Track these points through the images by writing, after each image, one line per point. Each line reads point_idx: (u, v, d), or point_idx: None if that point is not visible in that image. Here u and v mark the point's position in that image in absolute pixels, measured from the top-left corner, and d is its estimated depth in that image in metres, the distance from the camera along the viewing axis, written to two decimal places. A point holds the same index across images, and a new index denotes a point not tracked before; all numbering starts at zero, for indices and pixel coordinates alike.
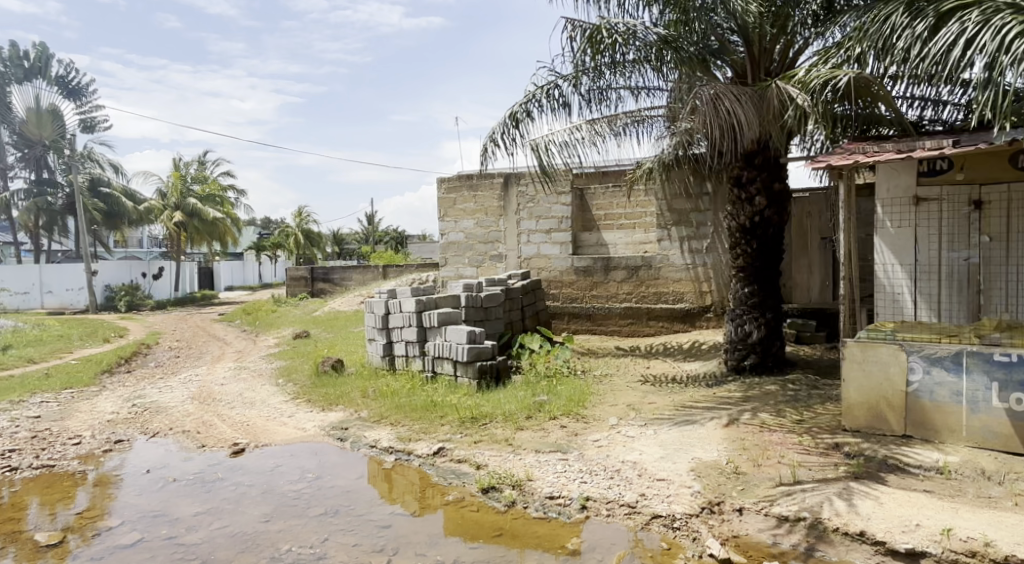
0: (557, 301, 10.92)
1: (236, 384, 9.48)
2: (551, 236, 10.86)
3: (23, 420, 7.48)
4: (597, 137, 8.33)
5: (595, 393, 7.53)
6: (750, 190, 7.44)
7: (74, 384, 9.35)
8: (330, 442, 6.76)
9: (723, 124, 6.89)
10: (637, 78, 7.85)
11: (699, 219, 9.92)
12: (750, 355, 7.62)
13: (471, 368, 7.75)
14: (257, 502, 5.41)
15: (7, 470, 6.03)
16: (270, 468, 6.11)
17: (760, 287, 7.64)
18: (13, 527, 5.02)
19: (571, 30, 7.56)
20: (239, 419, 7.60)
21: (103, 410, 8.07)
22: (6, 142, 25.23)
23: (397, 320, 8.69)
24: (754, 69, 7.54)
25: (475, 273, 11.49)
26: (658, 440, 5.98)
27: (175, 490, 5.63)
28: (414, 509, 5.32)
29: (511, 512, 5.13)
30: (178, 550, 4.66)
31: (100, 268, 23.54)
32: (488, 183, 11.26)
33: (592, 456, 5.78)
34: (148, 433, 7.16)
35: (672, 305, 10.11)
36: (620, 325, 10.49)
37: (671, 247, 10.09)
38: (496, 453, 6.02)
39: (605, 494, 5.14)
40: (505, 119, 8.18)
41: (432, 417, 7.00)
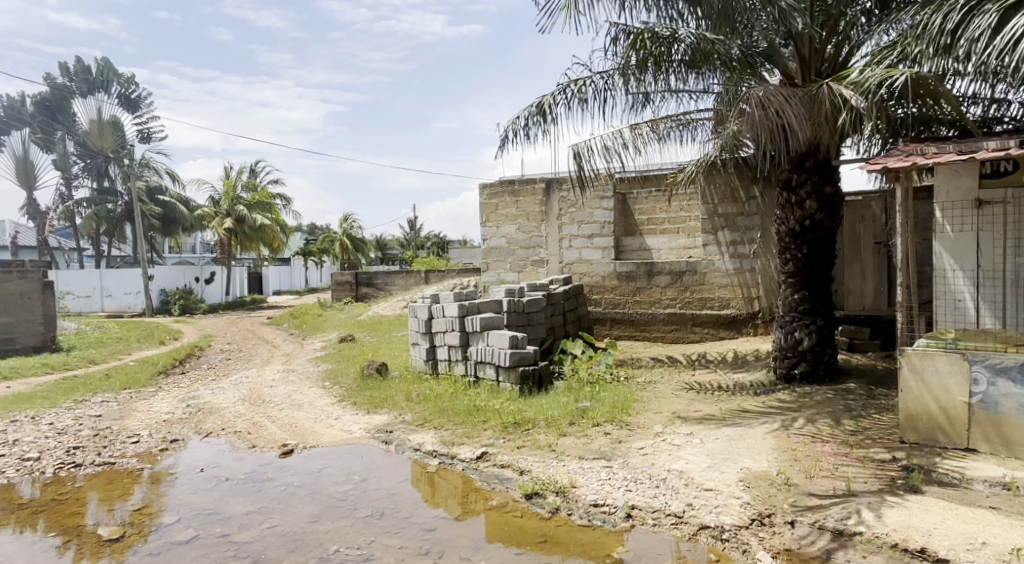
0: (599, 306, 10.86)
1: (284, 386, 9.70)
2: (593, 241, 10.81)
3: (85, 419, 7.80)
4: (640, 140, 8.27)
5: (639, 400, 7.44)
6: (801, 193, 7.26)
7: (133, 384, 9.72)
8: (375, 445, 6.85)
9: (772, 126, 6.77)
10: (681, 82, 7.77)
11: (746, 224, 9.74)
12: (800, 363, 7.42)
13: (513, 373, 7.74)
14: (306, 502, 5.51)
15: (70, 467, 6.29)
16: (317, 470, 6.23)
17: (811, 292, 7.44)
18: (76, 521, 5.23)
19: (615, 33, 7.55)
20: (287, 421, 7.77)
21: (159, 410, 8.34)
22: (70, 153, 26.40)
23: (440, 325, 8.77)
24: (804, 70, 7.36)
25: (517, 278, 11.50)
26: (705, 449, 5.87)
27: (227, 489, 5.78)
28: (457, 513, 5.33)
29: (555, 518, 5.10)
30: (231, 548, 4.78)
31: (156, 273, 24.38)
32: (530, 189, 11.26)
33: (637, 464, 5.71)
34: (201, 433, 7.37)
35: (718, 311, 9.92)
36: (664, 331, 10.36)
37: (717, 252, 9.91)
38: (539, 459, 6.01)
39: (650, 503, 5.07)
40: (546, 123, 8.20)
41: (475, 422, 7.02)
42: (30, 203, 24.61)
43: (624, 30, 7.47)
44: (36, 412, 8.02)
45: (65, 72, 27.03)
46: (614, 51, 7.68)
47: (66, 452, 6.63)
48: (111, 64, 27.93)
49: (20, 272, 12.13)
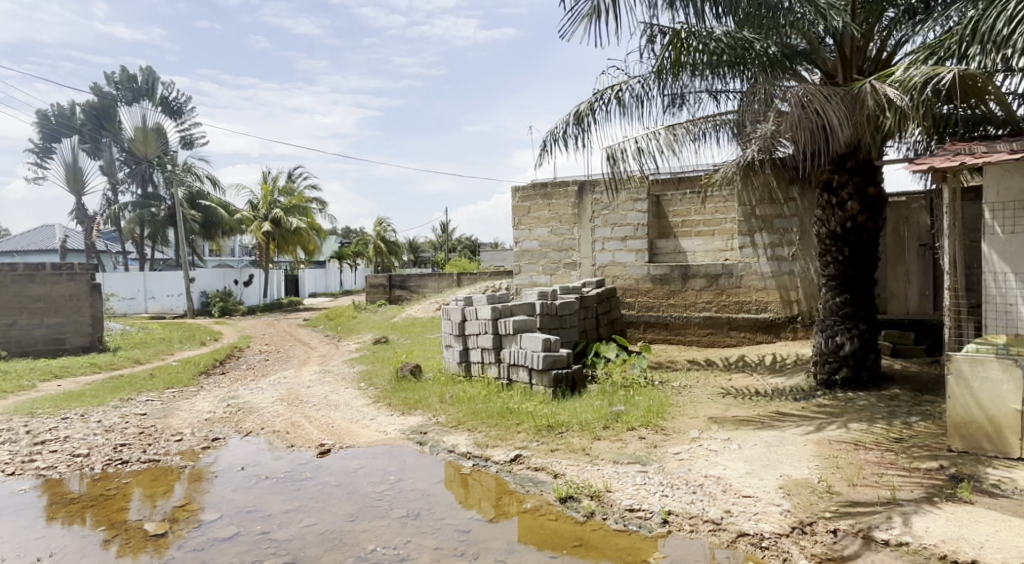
0: (632, 309, 10.77)
1: (321, 387, 9.83)
2: (626, 244, 10.73)
3: (131, 417, 8.03)
4: (675, 141, 8.18)
5: (674, 405, 7.35)
6: (842, 194, 7.11)
7: (176, 383, 9.96)
8: (410, 446, 6.90)
9: (811, 127, 6.66)
10: (717, 82, 7.68)
11: (784, 226, 9.57)
12: (842, 368, 7.25)
13: (546, 376, 7.72)
14: (343, 502, 5.57)
15: (118, 463, 6.48)
16: (354, 469, 6.30)
17: (853, 296, 7.27)
18: (122, 516, 5.37)
19: (650, 34, 7.49)
20: (324, 421, 7.88)
21: (200, 410, 8.53)
22: (117, 159, 27.22)
23: (473, 328, 8.80)
24: (845, 68, 7.20)
25: (549, 280, 11.47)
26: (743, 455, 5.77)
27: (266, 488, 5.88)
28: (491, 515, 5.34)
29: (589, 523, 5.07)
30: (271, 545, 4.86)
31: (197, 276, 24.99)
32: (563, 192, 11.24)
33: (673, 470, 5.65)
34: (242, 432, 7.51)
35: (755, 315, 9.76)
36: (699, 335, 10.22)
37: (754, 255, 9.75)
38: (573, 462, 5.98)
39: (687, 509, 5.01)
40: (580, 126, 8.21)
41: (509, 424, 7.02)
42: (79, 208, 25.43)
43: (661, 31, 7.39)
44: (85, 410, 8.28)
45: (112, 81, 27.91)
46: (650, 53, 7.62)
47: (113, 449, 6.83)
48: (155, 72, 28.77)
49: (70, 274, 12.53)
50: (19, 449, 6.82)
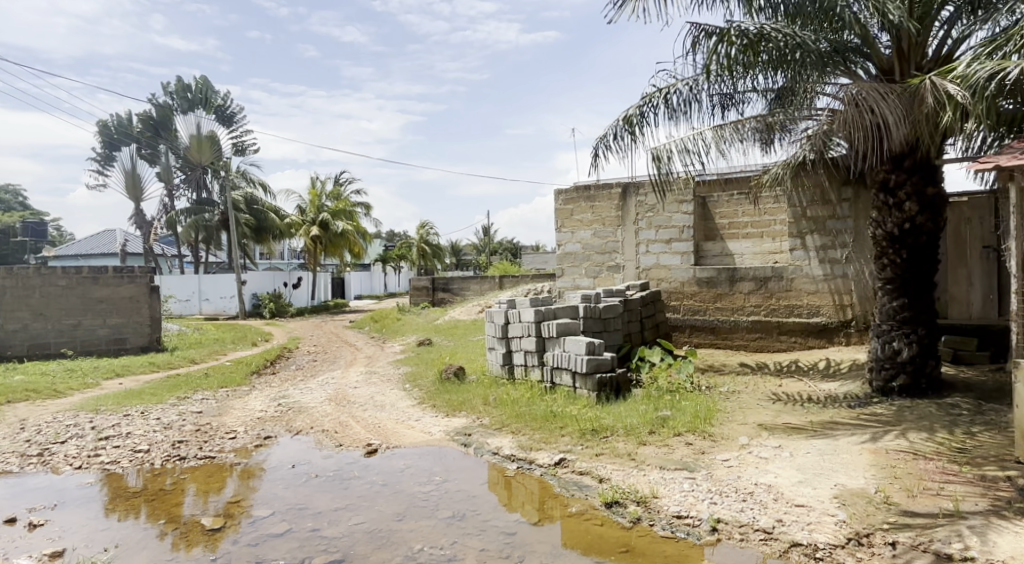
0: (677, 313, 10.58)
1: (367, 387, 9.98)
2: (671, 246, 10.57)
3: (188, 415, 8.30)
4: (723, 141, 8.02)
5: (722, 410, 7.21)
6: (900, 194, 6.87)
7: (229, 383, 10.24)
8: (455, 447, 6.95)
9: (865, 126, 6.46)
10: (767, 80, 7.51)
11: (837, 227, 9.31)
12: (899, 375, 7.00)
13: (590, 380, 7.67)
14: (391, 501, 5.64)
15: (176, 460, 6.69)
16: (401, 469, 6.38)
17: (911, 300, 7.01)
18: (178, 511, 5.54)
19: (696, 35, 7.39)
20: (371, 421, 8.00)
21: (253, 409, 8.75)
22: (173, 166, 28.24)
23: (517, 330, 8.81)
24: (903, 64, 6.98)
25: (593, 283, 11.35)
26: (795, 463, 5.63)
27: (316, 485, 6.00)
28: (536, 518, 5.32)
29: (636, 529, 5.01)
30: (322, 542, 4.95)
31: (249, 278, 25.71)
32: (606, 194, 11.14)
33: (722, 477, 5.54)
34: (292, 431, 7.69)
35: (806, 319, 9.51)
36: (747, 340, 10.00)
37: (805, 257, 9.51)
38: (619, 467, 5.93)
39: (737, 517, 4.91)
40: (627, 130, 8.17)
41: (552, 427, 7.00)
42: (138, 213, 26.46)
43: (708, 31, 7.29)
44: (145, 407, 8.59)
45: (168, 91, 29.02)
46: (697, 54, 7.52)
47: (171, 446, 7.07)
48: (210, 82, 29.74)
49: (131, 277, 13.04)
50: (84, 444, 7.12)
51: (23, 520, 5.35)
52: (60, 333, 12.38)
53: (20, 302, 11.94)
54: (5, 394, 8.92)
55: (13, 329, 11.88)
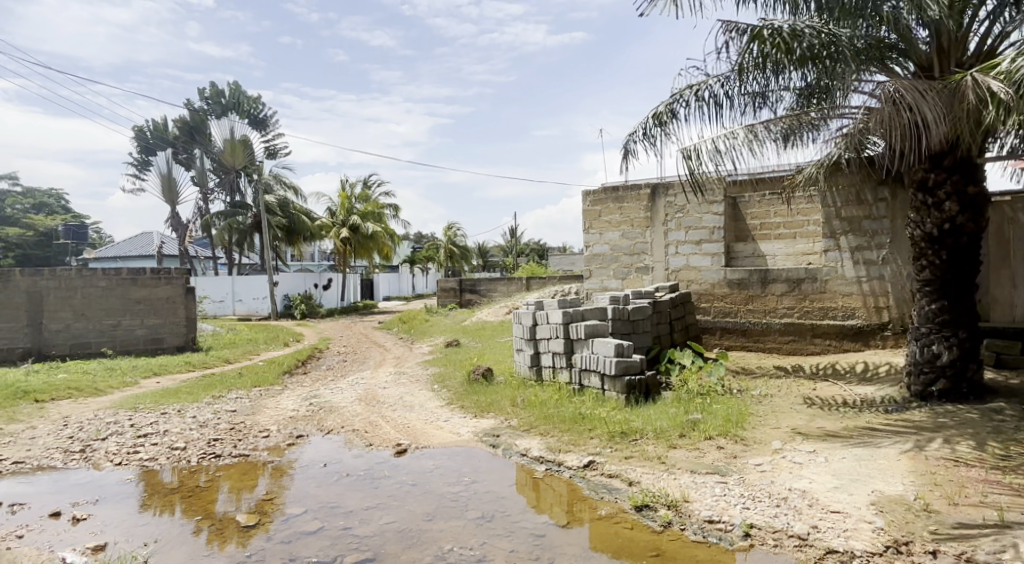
0: (707, 315, 10.45)
1: (397, 388, 10.06)
2: (701, 248, 10.44)
3: (223, 414, 8.46)
4: (755, 141, 7.91)
5: (754, 414, 7.11)
6: (939, 194, 6.71)
7: (262, 383, 10.41)
8: (483, 448, 6.96)
9: (904, 124, 6.32)
10: (799, 78, 7.41)
11: (873, 228, 9.10)
12: (939, 379, 6.83)
13: (618, 382, 7.63)
14: (421, 501, 5.67)
15: (211, 457, 6.83)
16: (430, 469, 6.42)
17: (951, 302, 6.83)
18: (213, 508, 5.64)
19: (729, 33, 7.31)
20: (401, 421, 8.06)
21: (285, 408, 8.88)
22: (207, 169, 28.80)
23: (545, 332, 8.79)
24: (942, 60, 6.80)
25: (621, 285, 11.26)
26: (831, 469, 5.52)
27: (348, 484, 6.07)
28: (564, 521, 5.30)
29: (667, 532, 4.97)
30: (353, 541, 5.00)
31: (281, 279, 26.10)
32: (635, 195, 11.05)
33: (755, 481, 5.46)
34: (324, 430, 7.78)
35: (841, 322, 9.32)
36: (780, 343, 9.84)
37: (839, 258, 9.34)
38: (649, 471, 5.88)
39: (771, 523, 4.83)
40: (657, 128, 8.14)
41: (581, 430, 6.97)
42: (174, 216, 27.06)
43: (740, 29, 7.22)
44: (182, 406, 8.78)
45: (202, 97, 29.62)
46: (729, 52, 7.46)
47: (207, 443, 7.20)
48: (242, 87, 30.26)
49: (167, 278, 13.34)
50: (124, 441, 7.29)
51: (67, 514, 5.50)
52: (101, 333, 12.69)
53: (62, 302, 12.29)
54: (49, 392, 9.18)
55: (55, 328, 12.23)
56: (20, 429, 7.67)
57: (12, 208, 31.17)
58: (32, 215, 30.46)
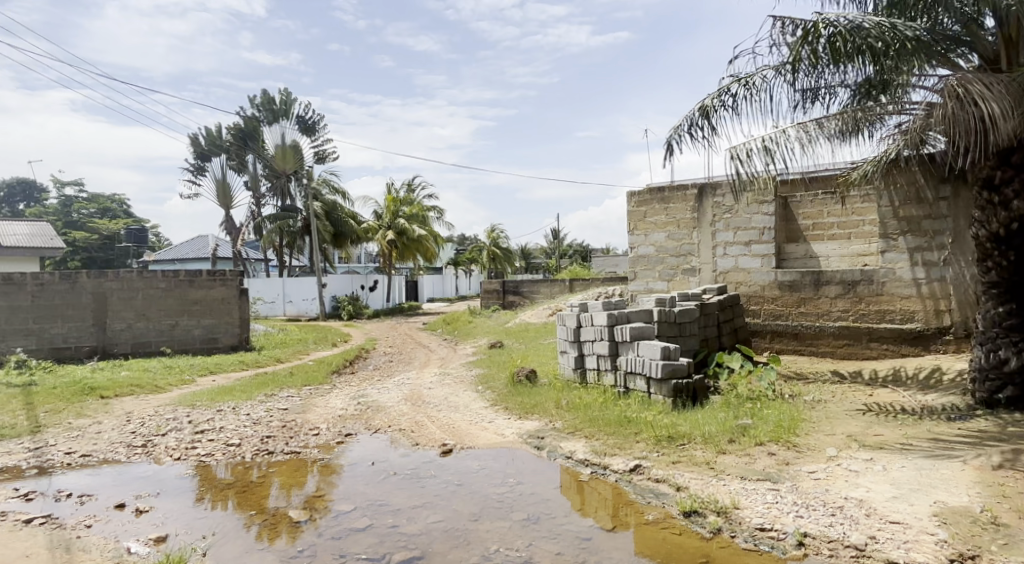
0: (757, 318, 10.20)
1: (441, 388, 10.15)
2: (750, 249, 10.20)
3: (275, 411, 8.68)
4: (806, 138, 7.73)
5: (807, 420, 6.91)
6: (1006, 193, 6.40)
7: (311, 382, 10.66)
8: (528, 450, 6.96)
9: (968, 118, 6.06)
10: (854, 73, 7.20)
11: (934, 228, 8.75)
12: (1006, 387, 6.52)
13: (665, 386, 7.53)
14: (466, 501, 5.70)
15: (264, 453, 7.00)
16: (475, 470, 6.44)
17: (1020, 305, 6.51)
18: (265, 503, 5.77)
19: (781, 27, 7.15)
20: (446, 422, 8.11)
21: (334, 407, 9.04)
22: (259, 173, 29.59)
23: (589, 334, 8.72)
24: (1009, 51, 6.49)
25: (667, 287, 11.08)
26: (889, 477, 5.34)
27: (395, 483, 6.15)
28: (610, 525, 5.26)
29: (717, 539, 4.87)
30: (401, 538, 5.05)
31: (329, 281, 26.63)
32: (681, 195, 10.85)
33: (809, 489, 5.31)
34: (371, 429, 7.89)
35: (899, 326, 9.00)
36: (833, 347, 9.56)
37: (897, 259, 9.01)
38: (697, 476, 5.77)
39: (825, 532, 4.69)
40: (704, 125, 8.07)
41: (627, 433, 6.89)
42: (228, 219, 27.89)
43: (793, 23, 7.04)
44: (236, 403, 9.04)
45: (255, 104, 30.47)
46: (781, 46, 7.30)
47: (261, 440, 7.40)
48: (292, 94, 30.98)
49: (222, 279, 13.74)
50: (183, 436, 7.54)
51: (131, 506, 5.71)
52: (160, 332, 13.16)
53: (125, 303, 12.79)
54: (113, 388, 9.57)
55: (118, 328, 12.72)
56: (87, 424, 8.01)
57: (78, 214, 32.68)
58: (96, 219, 31.87)
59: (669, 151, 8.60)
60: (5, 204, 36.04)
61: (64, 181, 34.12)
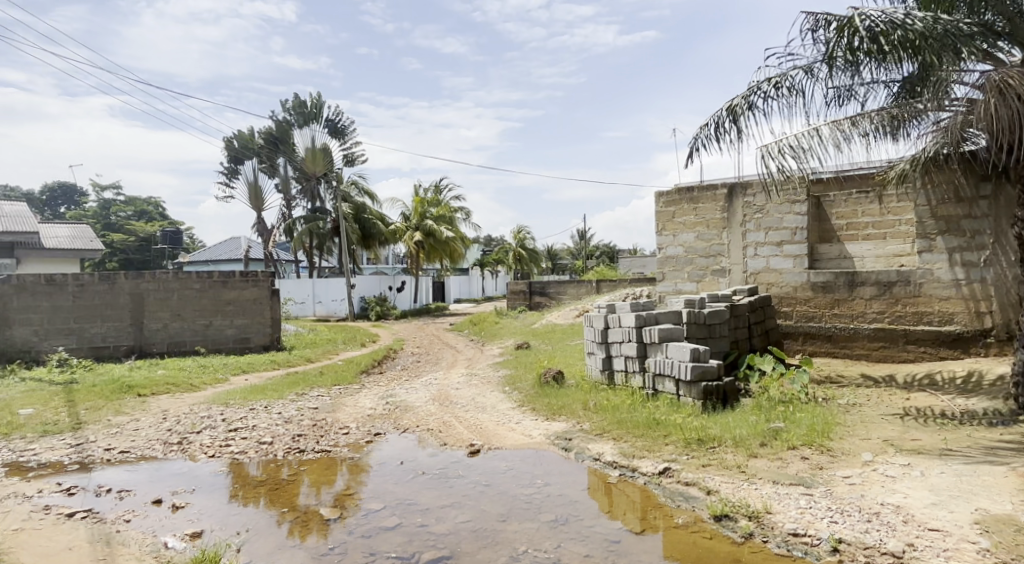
0: (789, 319, 10.04)
1: (469, 389, 10.17)
2: (782, 249, 10.04)
3: (306, 410, 8.80)
4: (840, 137, 7.60)
5: (841, 423, 6.78)
6: None
7: (341, 381, 10.77)
8: (555, 451, 6.95)
9: (1014, 115, 5.88)
10: (890, 69, 7.05)
11: (974, 227, 8.52)
12: None
13: (694, 388, 7.45)
14: (494, 501, 5.71)
15: (296, 452, 7.10)
16: (502, 470, 6.45)
17: None
18: (296, 501, 5.85)
19: (814, 23, 7.04)
20: (473, 422, 8.13)
21: (363, 406, 9.12)
22: (290, 176, 30.00)
23: (617, 335, 8.66)
24: None
25: (695, 288, 10.95)
26: (928, 483, 5.21)
27: (424, 482, 6.18)
28: (638, 528, 5.22)
29: (748, 544, 4.81)
30: (430, 538, 5.08)
31: (358, 282, 26.90)
32: (710, 195, 10.71)
33: (844, 495, 5.20)
34: (399, 429, 7.94)
35: (938, 328, 8.78)
36: (868, 349, 9.36)
37: (935, 260, 8.79)
38: (728, 480, 5.70)
39: (861, 538, 4.60)
40: (735, 123, 7.98)
41: (655, 436, 6.83)
42: (260, 222, 28.32)
43: (827, 20, 6.92)
44: (268, 402, 9.18)
45: (286, 107, 30.92)
46: (814, 43, 7.18)
47: (292, 439, 7.50)
48: (323, 98, 31.34)
49: (255, 280, 13.98)
50: (217, 434, 7.68)
51: (167, 501, 5.83)
52: (195, 332, 13.42)
53: (161, 303, 13.07)
54: (150, 386, 9.79)
55: (155, 328, 13.01)
56: (125, 421, 8.21)
57: (116, 216, 33.52)
58: (133, 222, 32.65)
59: (698, 150, 8.53)
60: (47, 207, 37.14)
61: (102, 185, 35.03)
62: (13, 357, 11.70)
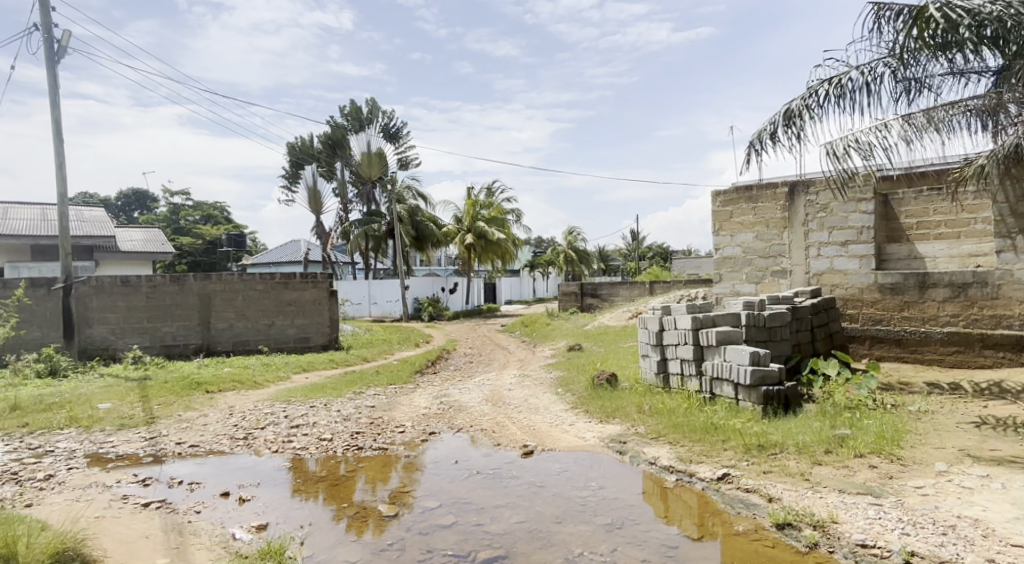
0: (855, 323, 9.65)
1: (521, 390, 10.19)
2: (847, 249, 9.68)
3: (363, 408, 8.97)
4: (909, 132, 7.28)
5: (912, 431, 6.49)
6: None
7: (396, 381, 10.94)
8: (610, 454, 6.88)
9: None
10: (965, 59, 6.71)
11: None
12: None
13: (754, 392, 7.27)
14: (549, 503, 5.69)
15: (354, 449, 7.24)
16: (557, 472, 6.42)
17: None
18: (354, 497, 5.96)
19: (882, 14, 6.79)
20: (527, 423, 8.13)
21: (418, 405, 9.24)
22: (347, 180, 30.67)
23: (673, 338, 8.51)
24: None
25: (754, 289, 10.69)
26: (1010, 497, 4.94)
27: (478, 481, 6.22)
28: (697, 534, 5.11)
29: (813, 554, 4.66)
30: (486, 537, 5.09)
31: (412, 283, 27.27)
32: (770, 194, 10.41)
33: (915, 505, 4.98)
34: (454, 429, 8.01)
35: (1018, 332, 8.31)
36: (941, 354, 8.93)
37: (1016, 260, 8.31)
38: (791, 488, 5.52)
39: (936, 552, 4.39)
40: (797, 119, 7.77)
41: (713, 441, 6.68)
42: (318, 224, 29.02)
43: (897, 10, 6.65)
44: (326, 400, 9.40)
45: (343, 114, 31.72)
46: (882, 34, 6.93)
47: (351, 436, 7.66)
48: (378, 104, 32.03)
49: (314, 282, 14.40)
50: (279, 430, 7.92)
51: (235, 494, 6.04)
52: (258, 331, 13.87)
53: (227, 303, 13.56)
54: (217, 384, 10.17)
55: (221, 327, 13.50)
56: (195, 416, 8.55)
57: (185, 220, 34.96)
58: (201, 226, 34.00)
59: (759, 147, 8.33)
60: (122, 213, 39.00)
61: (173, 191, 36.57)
62: (92, 355, 12.32)
